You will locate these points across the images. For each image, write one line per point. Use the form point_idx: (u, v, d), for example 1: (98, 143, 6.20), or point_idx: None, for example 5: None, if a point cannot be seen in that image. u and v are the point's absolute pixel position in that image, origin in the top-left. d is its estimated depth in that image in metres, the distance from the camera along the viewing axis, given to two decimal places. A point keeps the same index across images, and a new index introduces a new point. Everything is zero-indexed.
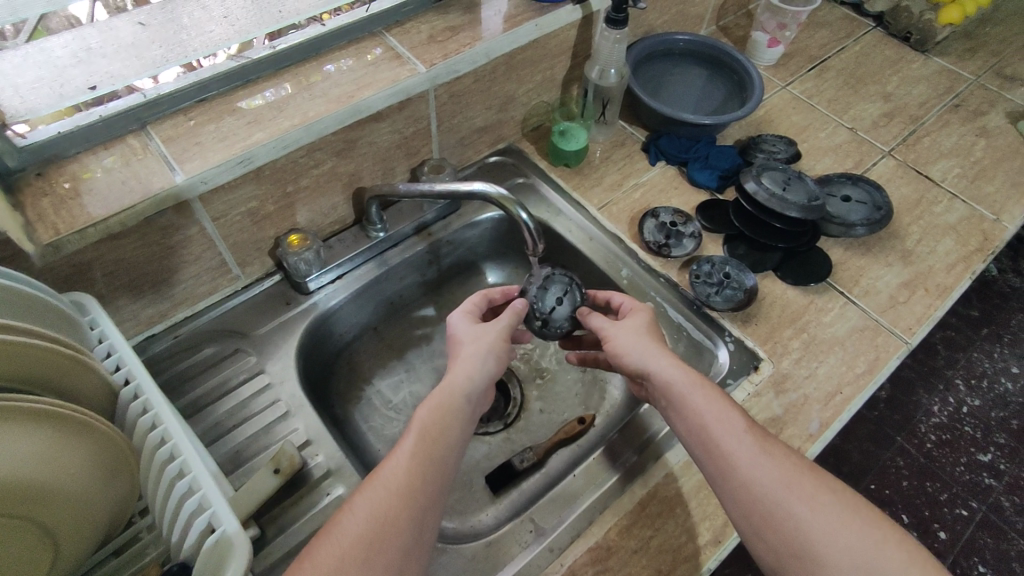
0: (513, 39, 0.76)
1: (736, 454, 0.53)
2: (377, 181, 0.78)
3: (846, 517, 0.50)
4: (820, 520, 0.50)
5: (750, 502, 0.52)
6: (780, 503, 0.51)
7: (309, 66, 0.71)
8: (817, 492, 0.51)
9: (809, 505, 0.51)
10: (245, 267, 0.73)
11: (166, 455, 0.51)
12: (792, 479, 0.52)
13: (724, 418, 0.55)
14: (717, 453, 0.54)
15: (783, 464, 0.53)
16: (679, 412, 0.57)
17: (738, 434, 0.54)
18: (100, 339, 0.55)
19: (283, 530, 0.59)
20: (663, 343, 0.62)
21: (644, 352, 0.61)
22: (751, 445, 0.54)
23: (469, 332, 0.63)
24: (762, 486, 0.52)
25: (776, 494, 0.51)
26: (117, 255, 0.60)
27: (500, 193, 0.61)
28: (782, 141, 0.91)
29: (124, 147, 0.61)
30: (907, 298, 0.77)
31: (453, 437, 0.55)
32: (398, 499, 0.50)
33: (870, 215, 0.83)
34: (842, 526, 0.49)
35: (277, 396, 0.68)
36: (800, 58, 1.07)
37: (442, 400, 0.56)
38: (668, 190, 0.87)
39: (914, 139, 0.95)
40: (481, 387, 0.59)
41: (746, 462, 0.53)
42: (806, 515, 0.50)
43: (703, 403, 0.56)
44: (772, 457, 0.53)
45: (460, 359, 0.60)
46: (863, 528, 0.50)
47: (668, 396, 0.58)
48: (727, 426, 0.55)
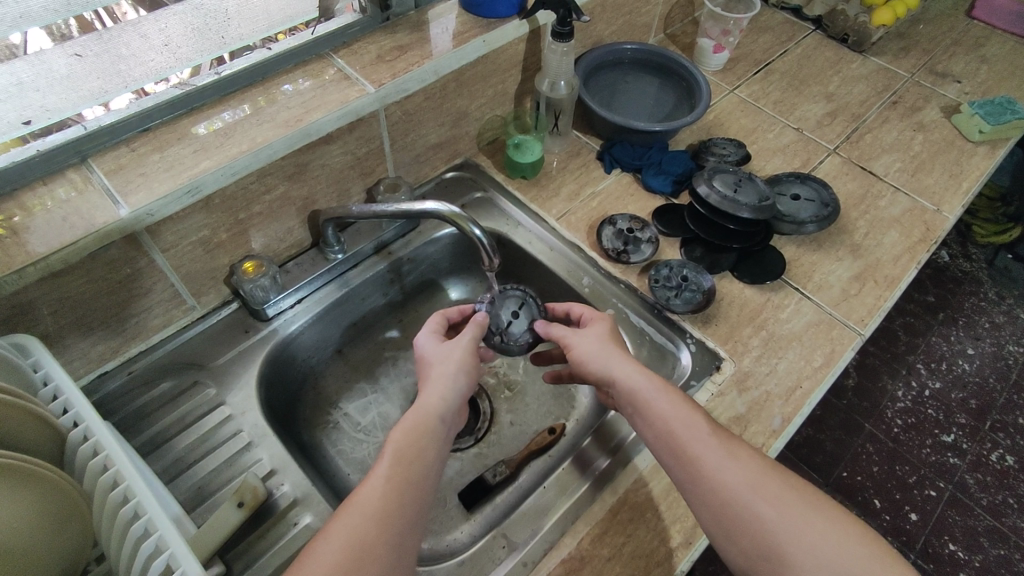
0: (461, 56, 0.77)
1: (704, 458, 0.54)
2: (333, 203, 0.78)
3: (810, 517, 0.51)
4: (786, 520, 0.51)
5: (720, 504, 0.52)
6: (746, 504, 0.52)
7: (256, 91, 0.70)
8: (781, 491, 0.53)
9: (775, 505, 0.52)
10: (199, 297, 0.71)
11: (121, 497, 0.49)
12: (757, 481, 0.53)
13: (690, 423, 0.56)
14: (686, 456, 0.55)
15: (749, 466, 0.54)
16: (647, 418, 0.58)
17: (704, 438, 0.55)
18: (44, 381, 0.53)
19: (250, 565, 0.58)
20: (627, 352, 0.63)
21: (610, 361, 0.61)
22: (717, 449, 0.54)
23: (438, 352, 0.62)
24: (730, 488, 0.52)
25: (743, 496, 0.52)
26: (61, 294, 0.58)
27: (452, 210, 0.61)
28: (732, 143, 0.93)
29: (64, 181, 0.60)
30: (858, 290, 0.80)
31: (429, 458, 0.54)
32: (374, 525, 0.49)
33: (819, 212, 0.85)
34: (807, 526, 0.50)
35: (240, 427, 0.67)
36: (746, 62, 1.10)
37: (416, 420, 0.56)
38: (625, 197, 0.89)
39: (857, 136, 0.99)
40: (455, 406, 0.59)
41: (713, 465, 0.53)
42: (773, 515, 0.51)
43: (669, 409, 0.57)
44: (737, 459, 0.54)
45: (431, 380, 0.59)
46: (827, 525, 0.51)
47: (635, 403, 0.59)
48: (694, 430, 0.56)
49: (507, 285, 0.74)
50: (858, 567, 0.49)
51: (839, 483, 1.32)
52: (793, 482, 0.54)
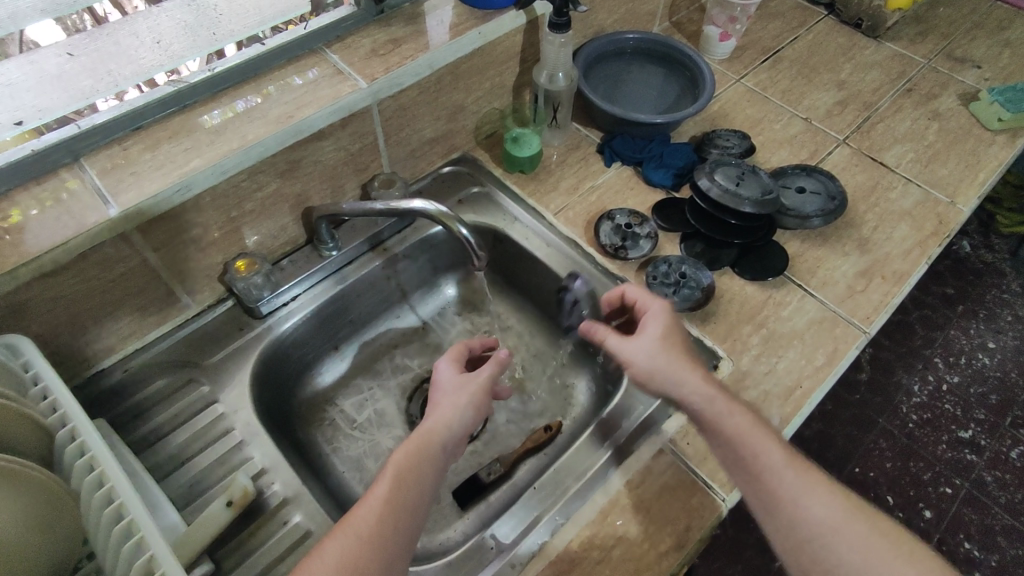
0: (457, 49, 0.76)
1: (778, 489, 0.53)
2: (327, 199, 0.77)
3: (885, 553, 0.50)
4: (862, 556, 0.50)
5: (798, 535, 0.52)
6: (820, 539, 0.52)
7: (247, 88, 0.69)
8: (857, 526, 0.51)
9: (852, 539, 0.51)
10: (193, 295, 0.72)
11: (105, 498, 0.50)
12: (834, 518, 0.52)
13: (768, 452, 0.54)
14: (763, 483, 0.54)
15: (826, 498, 0.53)
16: (716, 438, 0.56)
17: (779, 469, 0.54)
18: (34, 381, 0.54)
19: (241, 562, 0.59)
20: (693, 357, 0.60)
21: (676, 374, 0.59)
22: (797, 478, 0.54)
23: (450, 379, 0.62)
24: (805, 521, 0.52)
25: (820, 530, 0.52)
26: (54, 293, 0.59)
27: (440, 210, 0.61)
28: (736, 135, 0.91)
29: (56, 181, 0.60)
30: (864, 287, 0.77)
31: (426, 484, 0.54)
32: (367, 545, 0.49)
33: (824, 205, 0.83)
34: (881, 561, 0.50)
35: (232, 425, 0.67)
36: (754, 49, 1.06)
37: (419, 443, 0.56)
38: (625, 191, 0.87)
39: (869, 126, 0.95)
40: (460, 434, 0.58)
41: (791, 496, 0.53)
42: (847, 550, 0.51)
43: (743, 431, 0.55)
44: (816, 490, 0.53)
45: (439, 406, 0.59)
46: (905, 560, 0.50)
47: (705, 422, 0.57)
48: (773, 463, 0.54)
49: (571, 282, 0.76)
50: None
51: (849, 479, 1.29)
52: (871, 514, 0.53)
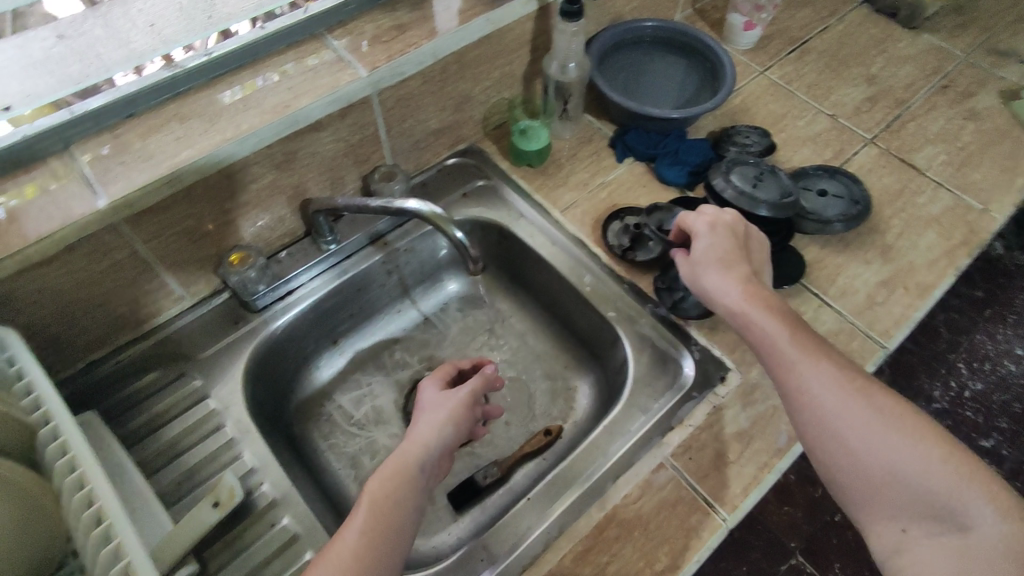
0: (463, 36, 0.72)
1: (797, 381, 0.57)
2: (326, 191, 0.75)
3: (894, 436, 0.53)
4: (870, 438, 0.53)
5: (816, 419, 0.55)
6: (835, 423, 0.55)
7: (243, 75, 0.67)
8: (870, 411, 0.54)
9: (863, 419, 0.54)
10: (188, 286, 0.70)
11: (85, 500, 0.49)
12: (849, 405, 0.55)
13: (782, 343, 0.58)
14: (785, 374, 0.57)
15: (844, 388, 0.55)
16: (745, 335, 0.60)
17: (794, 359, 0.57)
18: (18, 376, 0.53)
19: (226, 564, 0.58)
20: (736, 260, 0.62)
21: (715, 283, 0.62)
22: (807, 360, 0.57)
23: (431, 400, 0.63)
24: (823, 407, 0.55)
25: (834, 415, 0.55)
26: (40, 285, 0.58)
27: (433, 211, 0.58)
28: (756, 132, 0.87)
29: (45, 170, 0.59)
30: (885, 298, 0.73)
31: (406, 509, 0.53)
32: None
33: (847, 210, 0.79)
34: (886, 444, 0.53)
35: (223, 422, 0.66)
36: (780, 40, 1.01)
37: (395, 467, 0.55)
38: (636, 189, 0.83)
39: (899, 124, 0.90)
40: (441, 450, 0.59)
41: (812, 385, 0.56)
42: (857, 430, 0.54)
43: (768, 326, 0.59)
44: (834, 382, 0.56)
45: (418, 426, 0.60)
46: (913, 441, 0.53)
47: (738, 321, 0.61)
48: (785, 349, 0.58)
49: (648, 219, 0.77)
50: (943, 488, 0.51)
51: None
52: (889, 397, 0.55)
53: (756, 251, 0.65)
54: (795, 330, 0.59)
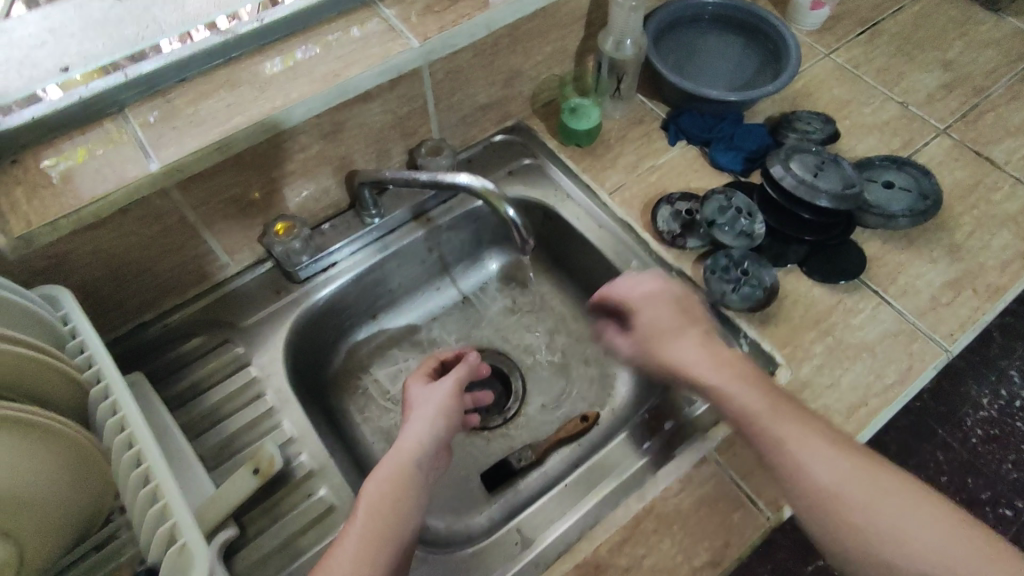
0: (520, 8, 0.69)
1: (791, 457, 0.51)
2: (371, 164, 0.74)
3: (896, 502, 0.48)
4: (874, 509, 0.48)
5: (818, 503, 0.50)
6: (840, 498, 0.49)
7: (294, 42, 0.66)
8: (865, 479, 0.49)
9: (869, 499, 0.49)
10: (233, 254, 0.71)
11: (134, 459, 0.49)
12: (848, 479, 0.49)
13: (767, 413, 0.53)
14: (776, 456, 0.52)
15: (837, 455, 0.51)
16: (723, 411, 0.56)
17: (777, 434, 0.52)
18: (72, 335, 0.54)
19: (264, 530, 0.58)
20: (685, 320, 0.61)
21: (676, 350, 0.60)
22: (796, 432, 0.52)
23: (420, 394, 0.64)
24: (817, 486, 0.50)
25: (837, 490, 0.49)
26: (93, 246, 0.58)
27: (485, 186, 0.57)
28: (819, 118, 0.82)
29: (100, 132, 0.59)
30: (950, 299, 0.69)
31: (407, 507, 0.53)
32: None
33: (914, 205, 0.74)
34: (887, 510, 0.48)
35: (264, 390, 0.67)
36: (850, 20, 0.95)
37: (390, 469, 0.55)
38: (688, 173, 0.80)
39: (975, 115, 0.84)
40: (437, 442, 0.60)
41: (803, 458, 0.51)
42: (858, 501, 0.49)
43: (744, 396, 0.55)
44: (823, 454, 0.51)
45: (412, 420, 0.61)
46: (915, 504, 0.48)
47: (709, 390, 0.57)
48: (773, 422, 0.53)
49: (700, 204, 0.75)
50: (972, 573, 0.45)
51: None
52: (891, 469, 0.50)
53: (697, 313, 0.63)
54: (775, 400, 0.54)
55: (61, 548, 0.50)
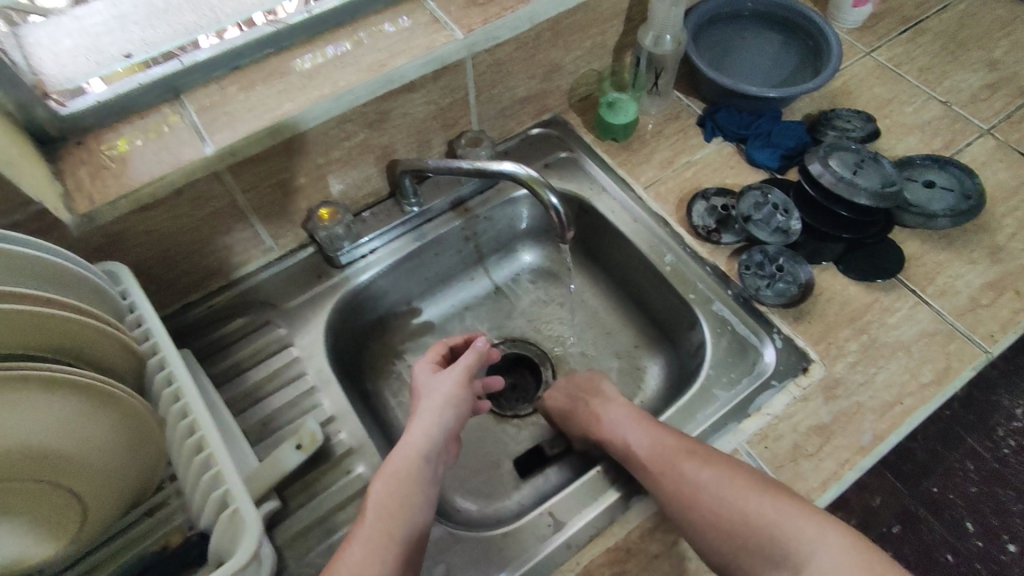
0: (561, 2, 0.70)
1: (665, 471, 0.57)
2: (412, 154, 0.76)
3: (750, 499, 0.55)
4: (750, 506, 0.54)
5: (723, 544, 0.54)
6: (703, 502, 0.55)
7: (343, 33, 0.68)
8: (739, 487, 0.55)
9: (763, 525, 0.54)
10: (277, 239, 0.73)
11: (189, 427, 0.52)
12: (710, 481, 0.56)
13: (671, 470, 0.57)
14: (655, 470, 0.58)
15: (700, 466, 0.57)
16: (615, 450, 0.62)
17: (661, 455, 0.58)
18: (130, 309, 0.57)
19: (305, 503, 0.60)
20: (599, 395, 0.69)
21: (585, 416, 0.67)
22: (696, 479, 0.56)
23: (428, 384, 0.64)
24: (694, 492, 0.55)
25: (702, 493, 0.55)
26: (149, 226, 0.61)
27: (530, 174, 0.59)
28: (858, 116, 0.82)
29: (158, 116, 0.61)
30: (990, 300, 0.69)
31: (415, 503, 0.55)
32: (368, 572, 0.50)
33: (955, 205, 0.73)
34: (757, 507, 0.54)
35: (305, 370, 0.69)
36: (892, 18, 0.94)
37: (399, 466, 0.56)
38: (724, 169, 0.80)
39: (1021, 115, 0.83)
40: (444, 434, 0.60)
41: (705, 503, 0.55)
42: (738, 506, 0.55)
43: (634, 436, 0.61)
44: (700, 466, 0.57)
45: (421, 410, 0.62)
46: (780, 505, 0.54)
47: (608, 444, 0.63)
48: (676, 478, 0.56)
49: (734, 200, 0.76)
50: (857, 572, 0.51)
51: None
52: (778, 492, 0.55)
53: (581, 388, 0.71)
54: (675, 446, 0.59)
55: (119, 510, 0.52)
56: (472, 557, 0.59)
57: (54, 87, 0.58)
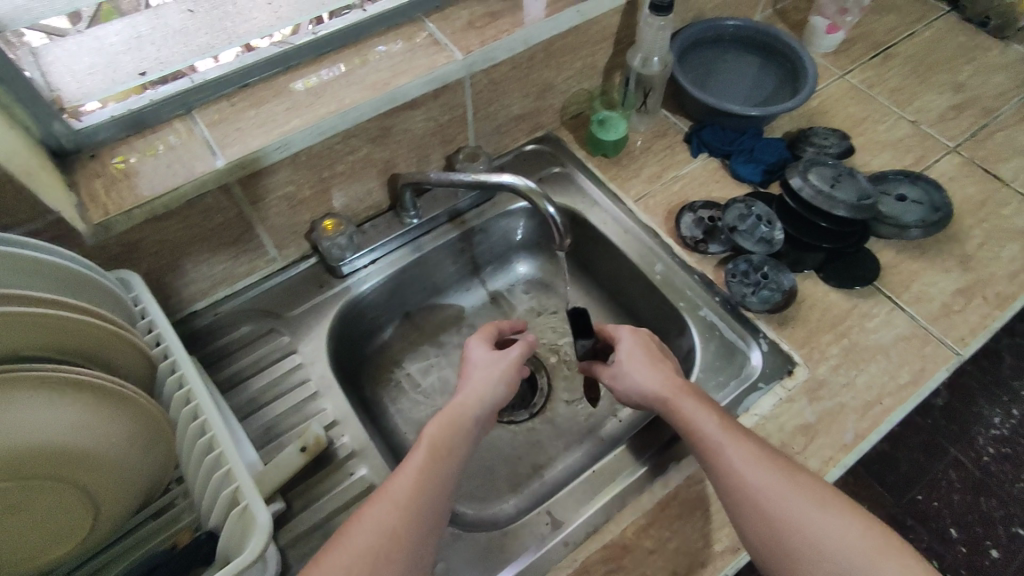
0: (554, 26, 0.74)
1: (720, 459, 0.54)
2: (412, 168, 0.79)
3: (813, 514, 0.51)
4: (811, 521, 0.50)
5: (765, 526, 0.51)
6: (757, 501, 0.52)
7: (348, 53, 0.71)
8: (801, 498, 0.51)
9: (816, 523, 0.50)
10: (281, 249, 0.76)
11: (200, 428, 0.53)
12: (767, 481, 0.52)
13: (734, 447, 0.55)
14: (709, 456, 0.55)
15: (761, 465, 0.54)
16: (671, 420, 0.59)
17: (721, 442, 0.55)
18: (141, 314, 0.60)
19: (309, 505, 0.62)
20: (657, 359, 0.64)
21: (637, 381, 0.63)
22: (753, 462, 0.53)
23: (482, 357, 0.66)
24: (748, 487, 0.52)
25: (757, 493, 0.52)
26: (160, 236, 0.63)
27: (528, 185, 0.62)
28: (835, 134, 0.87)
29: (170, 130, 0.64)
30: (962, 306, 0.73)
31: (450, 474, 0.55)
32: (388, 538, 0.50)
33: (926, 216, 0.78)
34: (817, 525, 0.50)
35: (308, 376, 0.71)
36: (863, 44, 1.00)
37: (445, 429, 0.57)
38: (710, 184, 0.84)
39: (985, 134, 0.88)
40: (489, 410, 0.61)
41: (758, 486, 0.52)
42: (796, 517, 0.51)
43: (694, 412, 0.58)
44: (760, 464, 0.53)
45: (469, 384, 0.63)
46: (847, 527, 0.50)
47: (664, 410, 0.60)
48: (736, 452, 0.54)
49: (721, 211, 0.79)
50: None
51: (911, 507, 1.17)
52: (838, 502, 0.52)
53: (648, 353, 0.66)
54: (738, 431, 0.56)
55: (129, 508, 0.53)
56: (473, 556, 0.60)
57: (70, 104, 0.59)
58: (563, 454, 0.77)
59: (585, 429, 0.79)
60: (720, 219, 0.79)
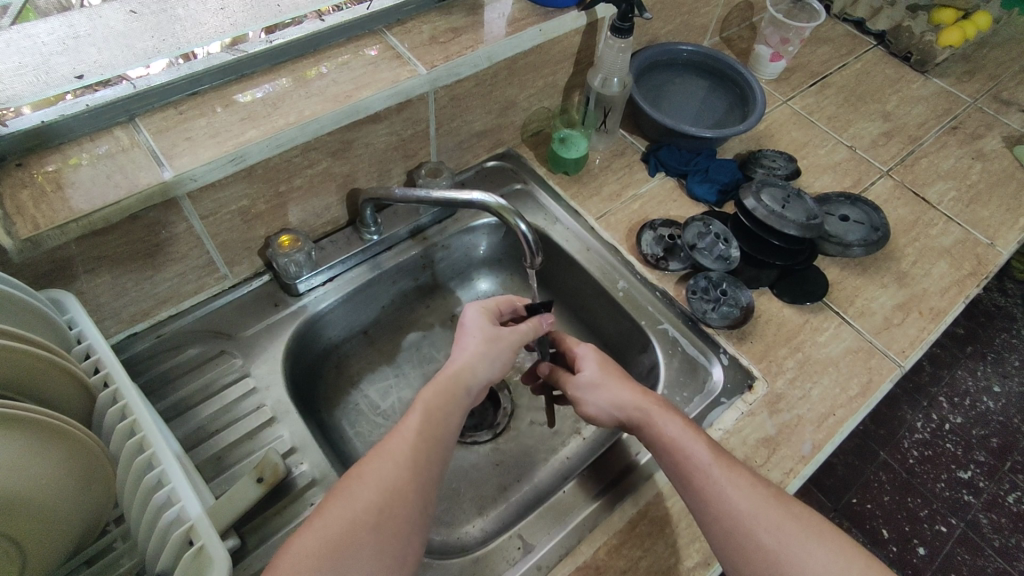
0: (516, 44, 0.74)
1: (709, 481, 0.54)
2: (373, 183, 0.77)
3: (808, 545, 0.51)
4: (805, 552, 0.51)
5: (762, 558, 0.51)
6: (748, 526, 0.52)
7: (306, 63, 0.68)
8: (795, 528, 0.52)
9: (818, 560, 0.50)
10: (232, 266, 0.72)
11: (147, 464, 0.49)
12: (760, 508, 0.53)
13: (726, 473, 0.55)
14: (697, 478, 0.55)
15: (754, 492, 0.54)
16: (652, 436, 0.58)
17: (708, 463, 0.55)
18: (78, 338, 0.55)
19: (265, 540, 0.57)
20: (625, 376, 0.64)
21: (612, 395, 0.62)
22: (749, 492, 0.54)
23: (478, 325, 0.62)
24: (736, 510, 0.53)
25: (750, 518, 0.52)
26: (101, 252, 0.58)
27: (500, 203, 0.61)
28: (782, 156, 0.91)
29: (111, 140, 0.58)
30: (901, 320, 0.77)
31: (432, 457, 0.53)
32: (361, 529, 0.48)
33: (867, 235, 0.82)
34: (810, 557, 0.51)
35: (263, 401, 0.66)
36: (802, 73, 1.06)
37: (430, 403, 0.55)
38: (667, 202, 0.87)
39: (913, 159, 0.95)
40: (480, 384, 0.58)
41: (753, 515, 0.52)
42: (788, 545, 0.51)
43: (676, 431, 0.57)
44: (751, 490, 0.54)
45: (464, 352, 0.59)
46: (843, 562, 0.51)
47: (642, 423, 0.59)
48: (728, 477, 0.54)
49: (684, 225, 0.81)
50: None
51: (848, 510, 1.21)
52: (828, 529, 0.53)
53: (616, 372, 0.65)
54: (727, 459, 0.56)
55: (60, 558, 0.47)
56: None
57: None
58: (528, 474, 0.76)
59: (549, 447, 0.78)
60: (683, 233, 0.80)
